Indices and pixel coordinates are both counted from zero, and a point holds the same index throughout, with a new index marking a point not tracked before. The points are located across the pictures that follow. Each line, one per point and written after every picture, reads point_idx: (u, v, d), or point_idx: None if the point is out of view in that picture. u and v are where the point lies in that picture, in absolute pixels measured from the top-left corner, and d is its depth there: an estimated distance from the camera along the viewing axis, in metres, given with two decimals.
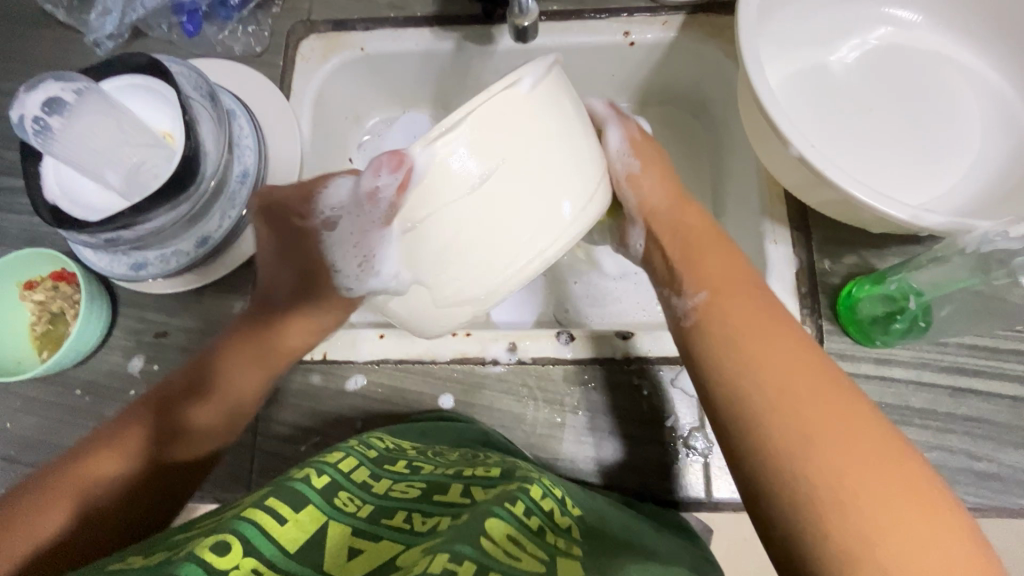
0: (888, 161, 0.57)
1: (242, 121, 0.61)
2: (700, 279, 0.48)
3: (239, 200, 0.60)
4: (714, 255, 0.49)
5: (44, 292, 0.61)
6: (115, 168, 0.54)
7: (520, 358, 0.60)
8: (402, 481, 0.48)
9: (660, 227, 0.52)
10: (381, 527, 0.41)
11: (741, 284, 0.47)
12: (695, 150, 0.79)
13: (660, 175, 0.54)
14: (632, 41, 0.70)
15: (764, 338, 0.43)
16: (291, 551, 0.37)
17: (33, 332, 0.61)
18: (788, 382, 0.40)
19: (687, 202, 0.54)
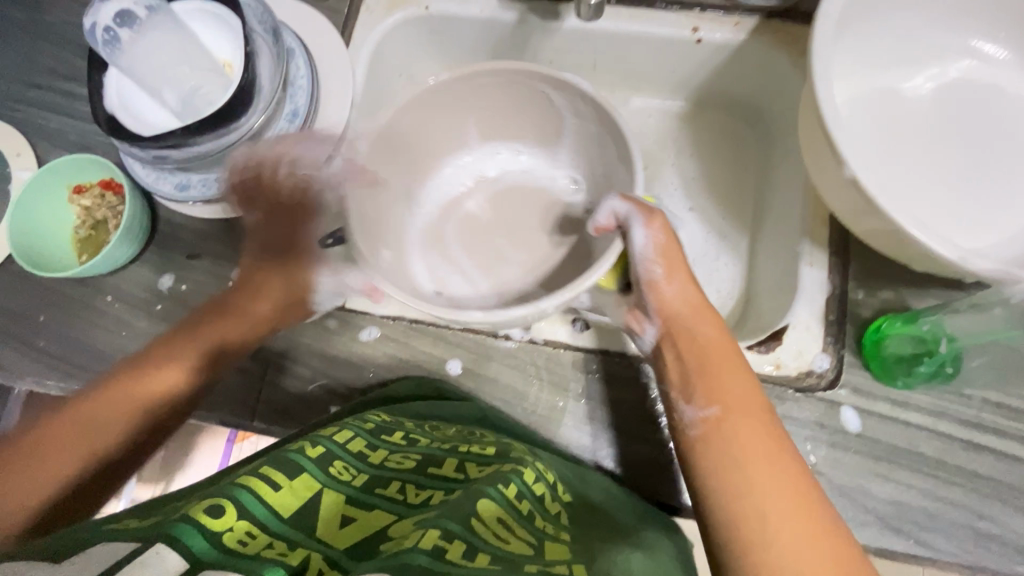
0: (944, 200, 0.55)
1: (299, 60, 0.62)
2: (712, 393, 0.45)
3: (285, 137, 0.60)
4: (725, 366, 0.47)
5: (91, 199, 0.64)
6: (173, 86, 0.56)
7: (532, 337, 0.60)
8: (399, 452, 0.48)
9: (677, 326, 0.49)
10: (375, 496, 0.42)
11: (749, 397, 0.45)
12: (745, 161, 0.77)
13: (681, 275, 0.50)
14: (699, 38, 0.68)
15: (765, 459, 0.41)
16: (285, 516, 0.37)
17: (76, 234, 0.64)
18: (778, 508, 0.39)
19: (710, 306, 0.50)
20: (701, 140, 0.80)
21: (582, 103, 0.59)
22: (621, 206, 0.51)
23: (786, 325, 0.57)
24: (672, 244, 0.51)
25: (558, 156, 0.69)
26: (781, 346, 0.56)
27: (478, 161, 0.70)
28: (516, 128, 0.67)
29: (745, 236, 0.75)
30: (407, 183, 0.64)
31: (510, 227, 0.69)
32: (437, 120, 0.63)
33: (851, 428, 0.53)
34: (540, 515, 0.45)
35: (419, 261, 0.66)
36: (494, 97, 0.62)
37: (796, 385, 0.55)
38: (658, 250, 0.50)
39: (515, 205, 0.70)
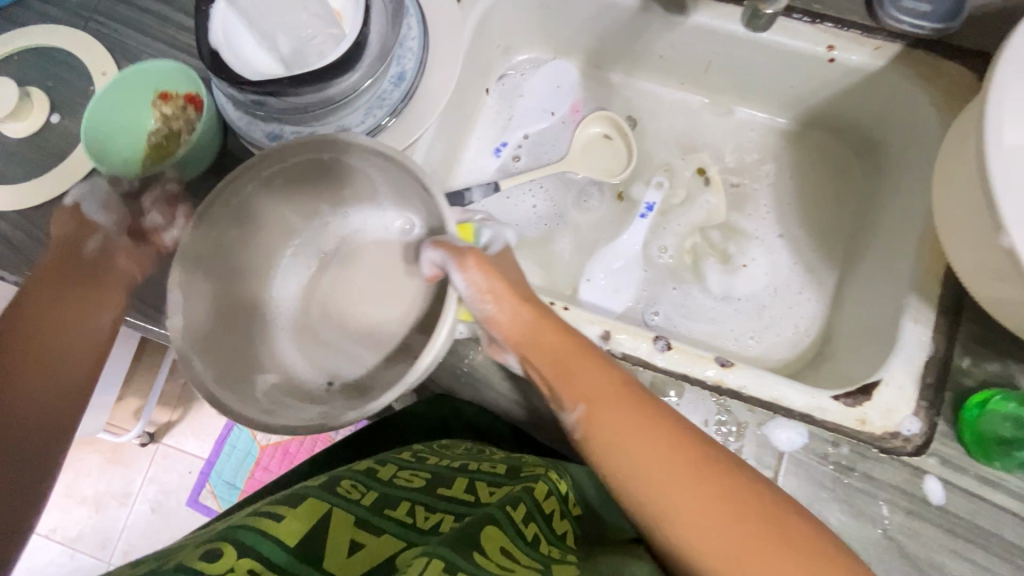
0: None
1: (412, 20, 0.58)
2: (576, 392, 0.48)
3: (388, 103, 0.58)
4: (580, 367, 0.48)
5: (173, 109, 0.61)
6: (284, 32, 0.54)
7: (611, 349, 0.57)
8: (408, 469, 0.50)
9: (525, 346, 0.50)
10: (383, 517, 0.42)
11: (606, 380, 0.48)
12: (847, 193, 0.73)
13: (510, 297, 0.50)
14: (832, 57, 0.63)
15: (638, 431, 0.45)
16: (290, 543, 0.38)
17: (147, 139, 0.60)
18: (661, 469, 0.43)
19: (542, 309, 0.51)
20: (801, 163, 0.75)
21: (368, 152, 0.51)
22: (430, 255, 0.51)
23: (878, 380, 0.54)
24: (495, 275, 0.50)
25: (379, 201, 0.60)
26: (869, 402, 0.54)
27: (311, 236, 0.62)
28: (323, 192, 0.59)
29: (832, 273, 0.71)
30: (246, 287, 0.58)
31: (358, 316, 0.60)
32: (265, 205, 0.56)
33: (934, 500, 0.51)
34: (546, 536, 0.45)
35: (290, 353, 0.59)
36: (294, 170, 0.54)
37: (882, 445, 0.53)
38: (485, 294, 0.50)
39: (357, 275, 0.62)
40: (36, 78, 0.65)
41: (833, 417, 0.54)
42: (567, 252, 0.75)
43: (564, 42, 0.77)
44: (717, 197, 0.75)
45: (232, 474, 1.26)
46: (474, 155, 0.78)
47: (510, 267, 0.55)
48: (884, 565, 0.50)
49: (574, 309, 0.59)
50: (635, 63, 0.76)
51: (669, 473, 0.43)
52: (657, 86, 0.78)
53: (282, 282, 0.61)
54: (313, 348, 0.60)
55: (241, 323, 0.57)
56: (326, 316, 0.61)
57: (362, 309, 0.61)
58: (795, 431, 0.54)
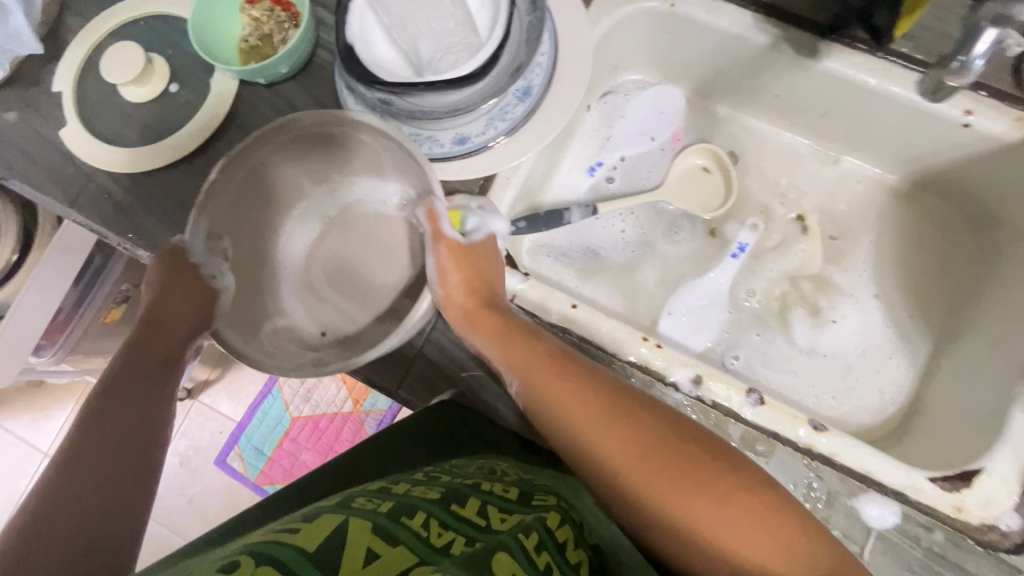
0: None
1: (545, 35, 0.57)
2: (513, 367, 0.51)
3: (510, 117, 0.56)
4: (517, 338, 0.52)
5: (261, 12, 0.64)
6: (425, 41, 0.55)
7: (700, 395, 0.56)
8: (422, 485, 0.47)
9: (467, 326, 0.53)
10: (400, 527, 0.39)
11: (535, 350, 0.51)
12: (950, 261, 0.70)
13: (456, 270, 0.53)
14: (967, 122, 0.60)
15: (572, 393, 0.49)
16: (308, 551, 0.35)
17: (243, 43, 0.64)
18: (603, 430, 0.48)
19: (485, 283, 0.54)
20: (907, 223, 0.72)
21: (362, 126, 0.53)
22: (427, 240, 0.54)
23: (981, 469, 0.52)
24: (461, 267, 0.53)
25: (382, 170, 0.58)
26: (969, 490, 0.52)
27: (315, 206, 0.61)
28: (327, 159, 0.58)
29: (926, 342, 0.68)
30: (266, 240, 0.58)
31: (366, 284, 0.58)
32: (263, 180, 0.57)
33: None
34: (561, 565, 0.42)
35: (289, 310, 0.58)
36: (295, 142, 0.55)
37: (978, 536, 0.51)
38: (444, 280, 0.53)
39: (365, 240, 0.60)
40: (155, 45, 0.66)
41: (928, 499, 0.52)
42: (652, 282, 0.73)
43: (675, 67, 0.75)
44: (813, 247, 0.73)
45: (263, 441, 1.28)
46: (568, 171, 0.77)
47: (488, 259, 0.55)
48: None
49: (667, 348, 0.57)
50: (746, 98, 0.74)
51: (609, 435, 0.47)
52: (763, 123, 0.75)
53: (291, 237, 0.60)
54: (307, 310, 0.58)
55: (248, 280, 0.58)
56: (331, 279, 0.59)
57: (360, 279, 0.59)
58: (887, 508, 0.52)
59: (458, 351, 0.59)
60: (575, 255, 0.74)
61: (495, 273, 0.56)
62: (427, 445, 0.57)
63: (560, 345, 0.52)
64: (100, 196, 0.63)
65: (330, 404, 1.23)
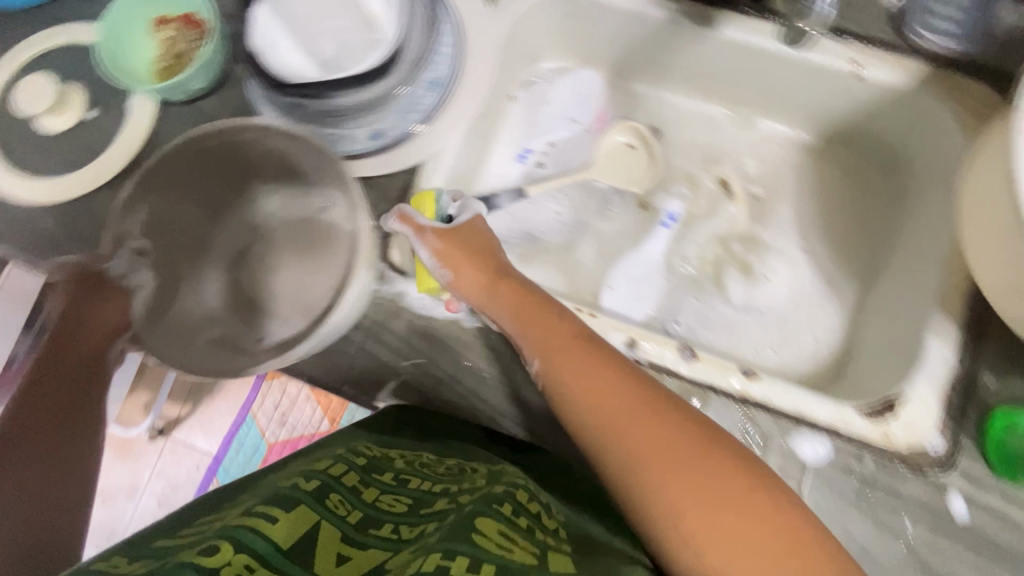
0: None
1: (447, 28, 0.60)
2: (535, 347, 0.53)
3: (422, 108, 0.59)
4: (538, 321, 0.54)
5: (173, 33, 0.64)
6: (326, 39, 0.55)
7: (636, 356, 0.58)
8: (390, 493, 0.46)
9: (479, 304, 0.57)
10: (371, 536, 0.40)
11: (559, 336, 0.53)
12: (867, 208, 0.73)
13: (453, 252, 0.57)
14: (858, 73, 0.64)
15: (593, 374, 0.50)
16: (285, 547, 0.37)
17: (156, 64, 0.64)
18: (622, 411, 0.47)
19: (486, 261, 0.58)
20: (825, 177, 0.76)
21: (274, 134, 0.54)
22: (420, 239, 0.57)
23: (903, 396, 0.54)
24: (456, 246, 0.57)
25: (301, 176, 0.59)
26: (894, 417, 0.54)
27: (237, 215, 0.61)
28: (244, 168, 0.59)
29: (854, 287, 0.71)
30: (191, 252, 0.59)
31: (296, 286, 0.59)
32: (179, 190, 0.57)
33: (958, 518, 0.51)
34: (540, 529, 0.44)
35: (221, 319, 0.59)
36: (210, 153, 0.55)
37: (906, 459, 0.53)
38: (445, 262, 0.57)
39: (292, 242, 0.61)
40: (68, 71, 0.66)
41: (858, 431, 0.54)
42: (590, 260, 0.75)
43: (591, 51, 0.78)
44: (739, 208, 0.76)
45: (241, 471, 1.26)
46: (499, 162, 0.79)
47: (479, 233, 0.60)
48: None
49: (601, 316, 0.59)
50: (660, 73, 0.77)
51: (625, 415, 0.47)
52: (679, 97, 0.79)
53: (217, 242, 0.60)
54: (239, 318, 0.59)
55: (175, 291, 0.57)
56: (260, 284, 0.61)
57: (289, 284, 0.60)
58: (820, 443, 0.54)
59: (396, 341, 0.59)
60: (514, 241, 0.75)
61: (488, 247, 0.60)
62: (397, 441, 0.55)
63: (579, 326, 0.54)
64: (23, 226, 0.63)
65: (304, 425, 1.22)
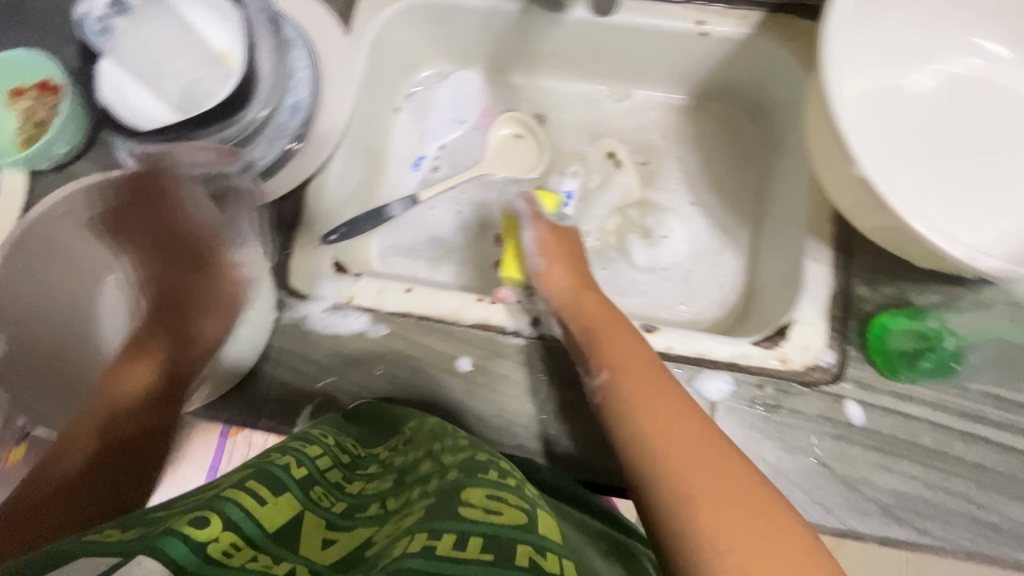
0: (974, 199, 0.52)
1: (299, 52, 0.62)
2: (603, 360, 0.52)
3: (288, 132, 0.61)
4: (610, 336, 0.54)
5: (32, 102, 0.64)
6: (172, 80, 0.55)
7: (542, 334, 0.60)
8: (375, 481, 0.46)
9: (562, 304, 0.59)
10: (353, 520, 0.39)
11: (631, 355, 0.52)
12: (745, 155, 0.78)
13: (554, 263, 0.64)
14: (704, 31, 0.68)
15: (646, 378, 0.49)
16: (270, 531, 0.34)
17: (19, 135, 0.63)
18: (656, 405, 0.46)
19: (586, 282, 0.62)
20: (704, 133, 0.80)
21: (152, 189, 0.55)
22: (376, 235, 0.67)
23: (791, 321, 0.58)
24: (561, 245, 0.66)
25: None
26: (786, 342, 0.57)
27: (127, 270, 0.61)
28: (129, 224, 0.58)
29: (746, 230, 0.75)
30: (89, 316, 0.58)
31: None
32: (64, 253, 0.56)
33: (855, 421, 0.54)
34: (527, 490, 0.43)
35: None
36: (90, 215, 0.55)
37: (802, 378, 0.56)
38: (541, 247, 0.65)
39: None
40: None
41: (756, 361, 0.57)
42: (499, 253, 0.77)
43: (464, 53, 0.80)
44: (630, 176, 0.79)
45: None
46: (394, 173, 0.80)
47: (572, 242, 0.68)
48: (821, 489, 0.53)
49: (503, 302, 0.61)
50: (533, 63, 0.80)
51: (666, 411, 0.45)
52: (556, 82, 0.81)
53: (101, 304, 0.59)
54: None
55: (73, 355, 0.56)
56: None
57: None
58: (723, 380, 0.57)
59: (306, 364, 0.59)
60: (422, 248, 0.77)
61: (585, 275, 0.64)
62: (370, 434, 0.54)
63: (649, 348, 0.54)
64: None
65: None
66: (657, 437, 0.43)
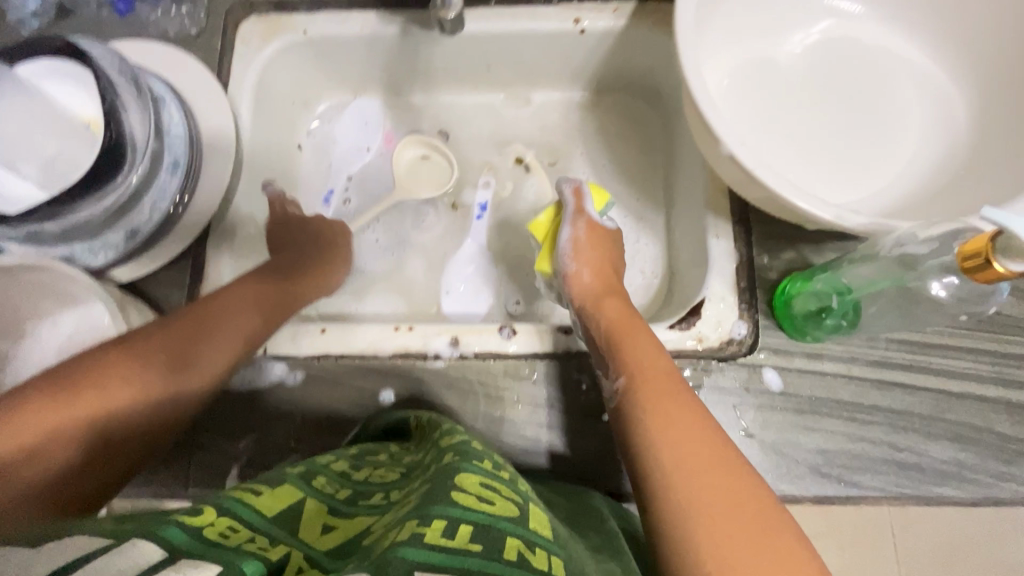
0: (844, 157, 0.56)
1: (172, 107, 0.61)
2: (622, 364, 0.51)
3: (170, 191, 0.60)
4: (629, 339, 0.53)
5: None
6: (32, 156, 0.53)
7: (462, 352, 0.59)
8: (383, 469, 0.45)
9: (585, 308, 0.59)
10: (360, 508, 0.38)
11: (655, 362, 0.50)
12: (648, 141, 0.79)
13: (590, 265, 0.63)
14: (582, 28, 0.69)
15: (658, 383, 0.48)
16: (267, 517, 0.33)
17: None
18: (666, 412, 0.45)
19: (610, 280, 0.63)
20: (607, 126, 0.81)
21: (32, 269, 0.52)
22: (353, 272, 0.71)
23: (702, 299, 0.58)
24: (594, 237, 0.65)
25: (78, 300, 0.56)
26: (700, 321, 0.57)
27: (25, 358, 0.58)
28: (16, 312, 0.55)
29: (659, 214, 0.76)
30: None
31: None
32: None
33: (774, 388, 0.55)
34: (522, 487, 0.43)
35: None
36: None
37: (719, 355, 0.57)
38: (579, 244, 0.64)
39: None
40: None
41: (674, 345, 0.57)
42: (423, 275, 0.76)
43: (357, 81, 0.79)
44: (541, 178, 0.79)
45: None
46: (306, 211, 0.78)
47: (607, 240, 0.66)
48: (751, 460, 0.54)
49: (419, 326, 0.60)
50: (428, 81, 0.80)
51: (675, 420, 0.45)
52: (456, 95, 0.81)
53: None
54: None
55: None
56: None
57: None
58: None
59: (228, 424, 0.58)
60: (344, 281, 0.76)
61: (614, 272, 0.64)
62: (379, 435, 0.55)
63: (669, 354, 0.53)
64: None
65: None
66: (664, 445, 0.43)
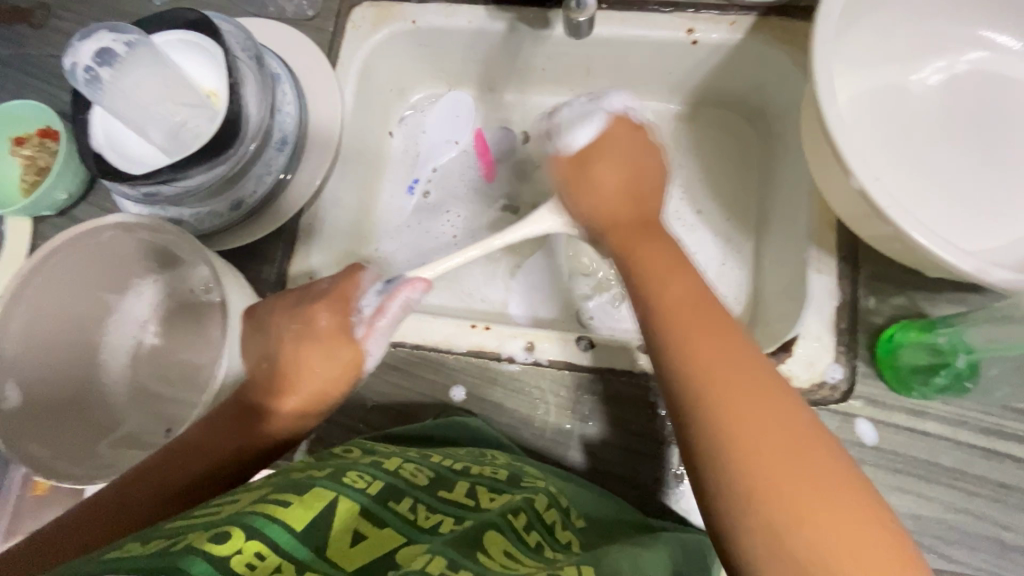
0: (977, 202, 0.51)
1: (286, 86, 0.63)
2: (649, 283, 0.46)
3: (275, 167, 0.62)
4: (652, 253, 0.48)
5: (33, 149, 0.65)
6: (158, 125, 0.56)
7: (537, 359, 0.58)
8: (414, 462, 0.42)
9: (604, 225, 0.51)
10: (390, 514, 0.35)
11: (685, 280, 0.45)
12: (744, 161, 0.76)
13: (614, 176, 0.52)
14: (695, 39, 0.66)
15: (691, 313, 0.43)
16: (298, 530, 0.31)
17: (23, 181, 0.65)
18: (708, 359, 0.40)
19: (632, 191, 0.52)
20: (703, 141, 0.78)
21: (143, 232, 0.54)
22: (376, 351, 0.50)
23: (797, 335, 0.54)
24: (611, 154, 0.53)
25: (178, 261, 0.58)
26: (792, 358, 0.54)
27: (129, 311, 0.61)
28: (127, 269, 0.59)
29: (749, 238, 0.72)
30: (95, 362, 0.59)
31: (195, 367, 0.59)
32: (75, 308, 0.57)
33: (867, 440, 0.52)
34: (551, 543, 0.39)
35: (128, 413, 0.58)
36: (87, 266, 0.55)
37: (811, 399, 0.53)
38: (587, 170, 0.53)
39: (189, 325, 0.61)
40: None
41: None
42: (497, 274, 0.76)
43: (454, 74, 0.80)
44: None
45: None
46: (389, 197, 0.79)
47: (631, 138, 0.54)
48: None
49: (496, 326, 0.60)
50: (523, 80, 0.79)
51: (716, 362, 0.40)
52: (550, 96, 0.80)
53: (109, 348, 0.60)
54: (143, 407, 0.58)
55: (73, 400, 0.56)
56: (162, 373, 0.61)
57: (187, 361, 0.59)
58: None
59: None
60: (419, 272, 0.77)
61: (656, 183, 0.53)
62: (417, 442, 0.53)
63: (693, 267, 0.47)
64: None
65: None
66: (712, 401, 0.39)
